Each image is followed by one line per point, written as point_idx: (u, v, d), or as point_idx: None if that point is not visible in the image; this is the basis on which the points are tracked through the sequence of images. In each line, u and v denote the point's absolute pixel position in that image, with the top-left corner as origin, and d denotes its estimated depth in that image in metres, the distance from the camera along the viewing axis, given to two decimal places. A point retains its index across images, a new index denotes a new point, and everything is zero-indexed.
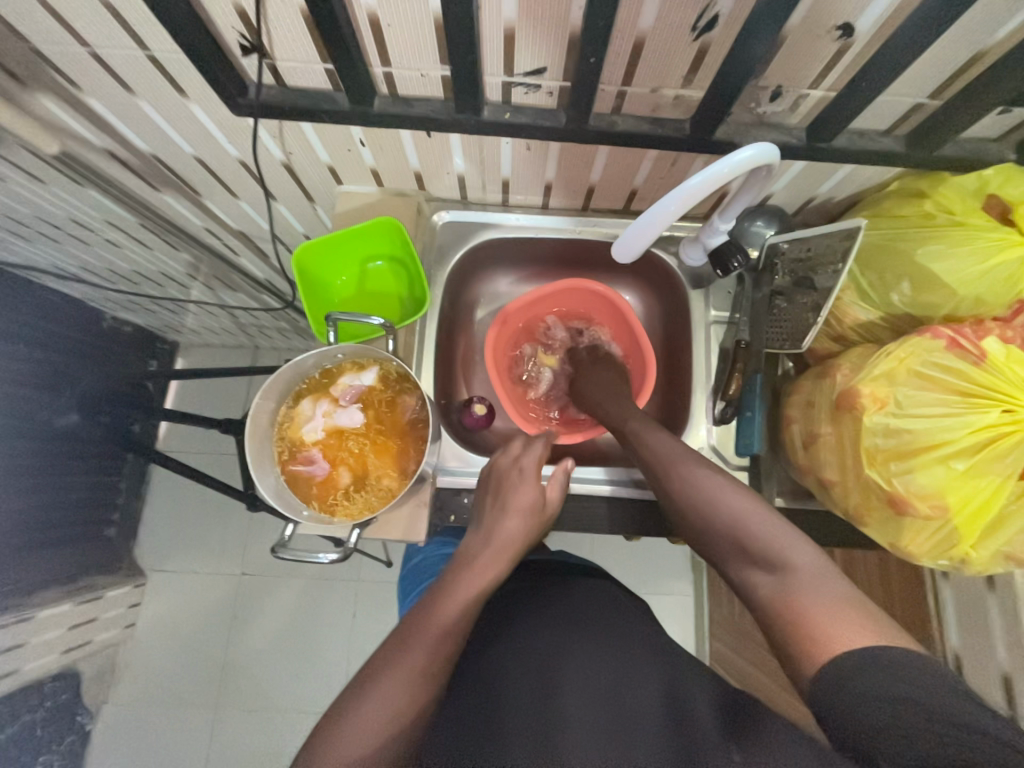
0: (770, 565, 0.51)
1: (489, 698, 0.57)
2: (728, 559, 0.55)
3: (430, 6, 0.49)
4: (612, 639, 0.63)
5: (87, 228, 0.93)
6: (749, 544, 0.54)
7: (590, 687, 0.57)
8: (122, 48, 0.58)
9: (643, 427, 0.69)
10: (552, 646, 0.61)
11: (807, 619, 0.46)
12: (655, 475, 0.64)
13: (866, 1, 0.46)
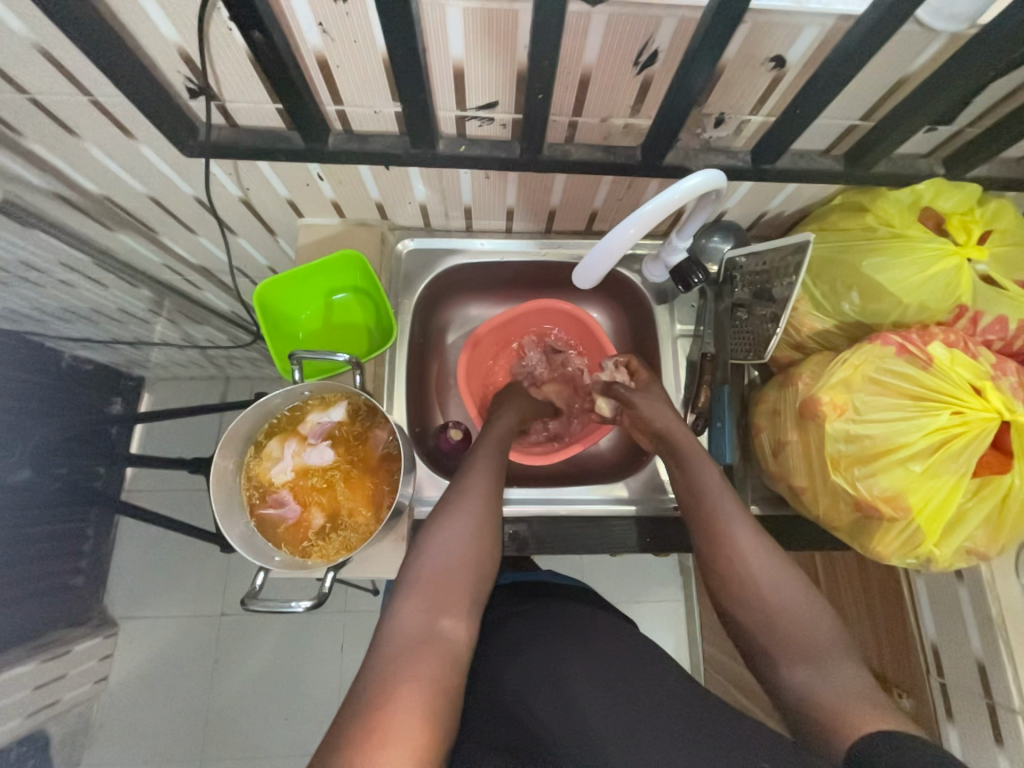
0: (814, 662, 0.53)
1: (501, 714, 0.55)
2: (773, 655, 0.55)
3: (377, 48, 0.50)
4: (615, 640, 0.62)
5: (38, 271, 0.90)
6: (799, 641, 0.54)
7: (595, 683, 0.54)
8: (63, 94, 0.56)
9: (703, 485, 0.65)
10: (552, 650, 0.59)
11: (844, 714, 0.49)
12: (714, 552, 0.61)
13: (794, 36, 0.48)
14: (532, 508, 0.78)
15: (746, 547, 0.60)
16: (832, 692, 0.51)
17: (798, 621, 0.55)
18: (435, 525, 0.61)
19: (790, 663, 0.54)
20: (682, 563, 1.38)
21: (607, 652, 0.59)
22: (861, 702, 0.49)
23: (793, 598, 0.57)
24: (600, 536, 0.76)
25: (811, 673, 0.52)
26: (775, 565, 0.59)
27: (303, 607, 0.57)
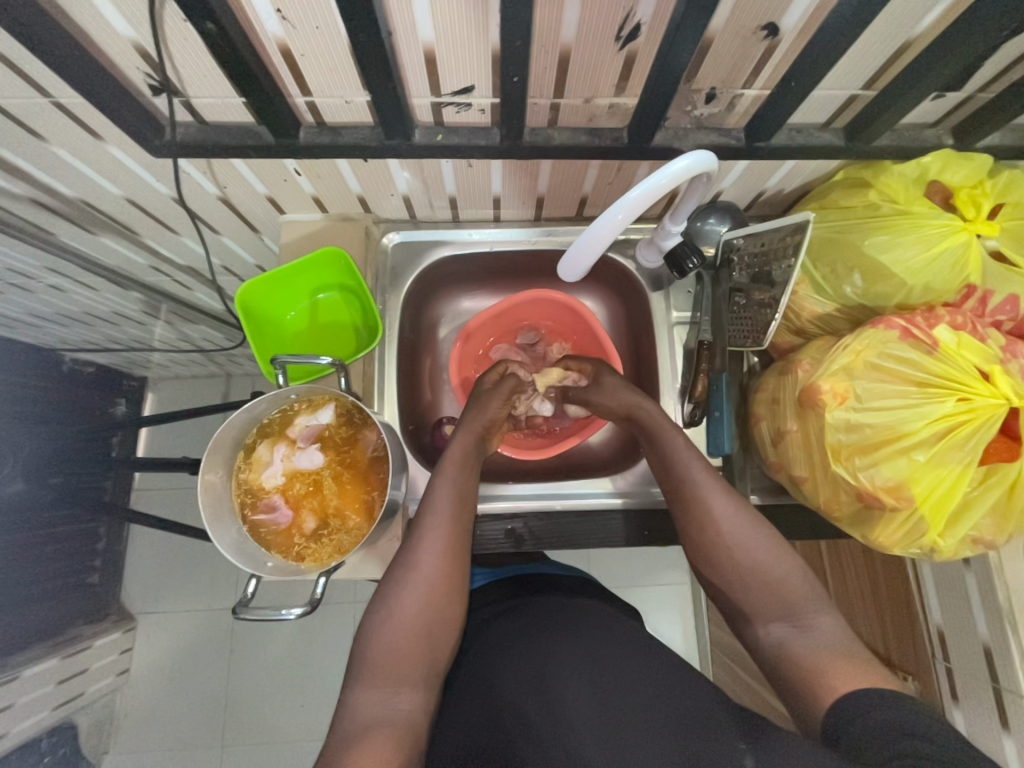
0: (791, 618, 0.53)
1: (483, 712, 0.54)
2: (752, 616, 0.55)
3: (340, 34, 0.47)
4: (609, 634, 0.60)
5: (25, 277, 0.89)
6: (772, 594, 0.54)
7: (583, 681, 0.53)
8: (24, 97, 0.54)
9: (673, 449, 0.63)
10: (542, 648, 0.58)
11: (822, 671, 0.48)
12: (688, 521, 0.60)
13: (787, 1, 0.45)
14: (528, 503, 0.77)
15: (719, 509, 0.59)
16: (811, 647, 0.50)
17: (772, 575, 0.55)
18: (407, 549, 0.60)
19: (767, 620, 0.54)
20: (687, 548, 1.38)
21: (597, 648, 0.57)
22: (839, 654, 0.49)
23: (765, 553, 0.56)
24: (597, 528, 0.76)
25: (789, 628, 0.52)
26: (748, 521, 0.58)
27: (296, 613, 0.57)
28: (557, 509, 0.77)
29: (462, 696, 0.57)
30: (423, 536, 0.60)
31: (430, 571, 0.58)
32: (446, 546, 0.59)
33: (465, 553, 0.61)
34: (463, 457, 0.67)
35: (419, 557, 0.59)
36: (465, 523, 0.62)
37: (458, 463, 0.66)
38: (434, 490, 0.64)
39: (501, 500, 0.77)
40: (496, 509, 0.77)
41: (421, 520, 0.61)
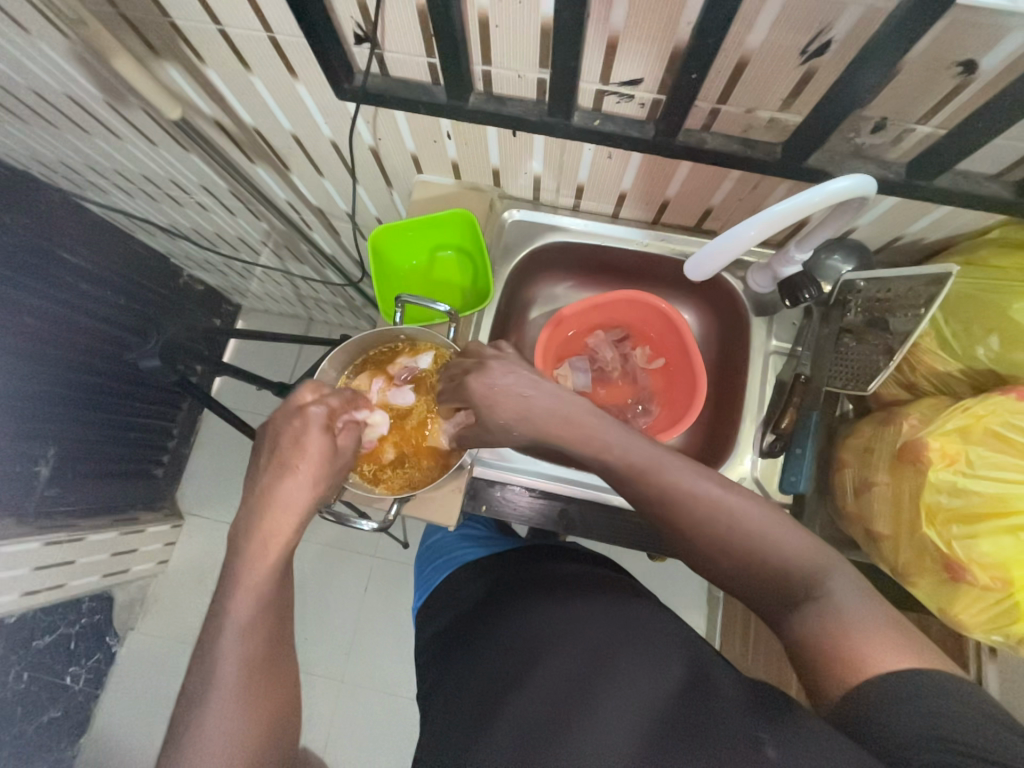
0: (803, 593, 0.49)
1: (495, 676, 0.58)
2: (768, 605, 0.52)
3: (540, 12, 0.51)
4: (604, 612, 0.61)
5: (184, 188, 1.00)
6: (782, 584, 0.51)
7: (582, 646, 0.56)
8: (248, 29, 0.62)
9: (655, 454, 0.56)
10: (546, 616, 0.62)
11: (847, 646, 0.45)
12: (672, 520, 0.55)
13: (997, 39, 0.44)
14: (581, 490, 0.77)
15: (737, 506, 0.53)
16: (835, 624, 0.46)
17: (779, 555, 0.51)
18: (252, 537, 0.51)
19: (784, 610, 0.50)
20: (713, 591, 1.34)
21: (595, 625, 0.58)
22: (874, 635, 0.45)
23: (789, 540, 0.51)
24: (642, 534, 0.76)
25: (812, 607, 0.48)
26: (756, 512, 0.53)
27: (369, 527, 0.63)
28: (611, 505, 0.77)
29: (475, 658, 0.62)
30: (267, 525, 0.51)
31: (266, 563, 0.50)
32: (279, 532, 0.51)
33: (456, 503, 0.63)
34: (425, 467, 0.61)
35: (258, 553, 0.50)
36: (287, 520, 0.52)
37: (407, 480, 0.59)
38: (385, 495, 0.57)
39: (562, 481, 0.77)
40: (550, 490, 0.77)
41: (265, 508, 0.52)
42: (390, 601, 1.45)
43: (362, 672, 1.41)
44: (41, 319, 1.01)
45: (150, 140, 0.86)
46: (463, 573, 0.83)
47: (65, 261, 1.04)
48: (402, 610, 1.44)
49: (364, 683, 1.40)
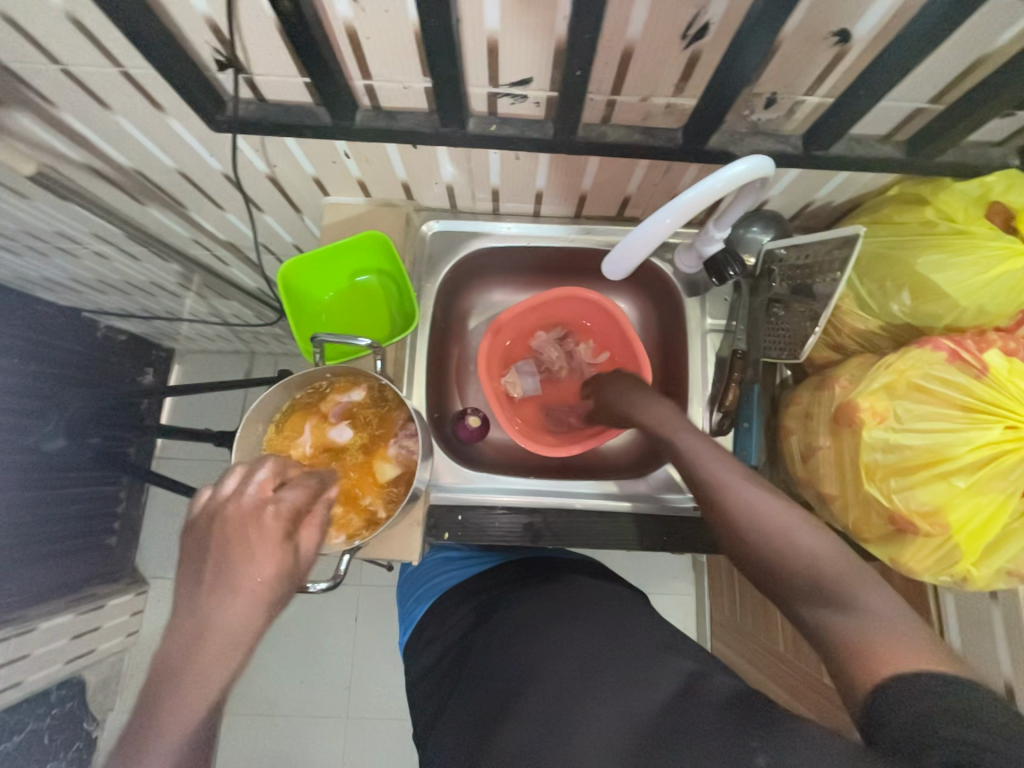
0: (831, 599, 0.45)
1: (490, 703, 0.57)
2: (791, 598, 0.47)
3: (408, 21, 0.47)
4: (597, 620, 0.62)
5: (73, 241, 0.91)
6: (807, 582, 0.46)
7: (579, 673, 0.54)
8: (96, 66, 0.56)
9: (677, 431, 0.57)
10: (541, 640, 0.60)
11: (868, 651, 0.42)
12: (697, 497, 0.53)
13: (864, 8, 0.44)
14: (547, 498, 0.77)
15: (751, 497, 0.49)
16: (861, 629, 0.43)
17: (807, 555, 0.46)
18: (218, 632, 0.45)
19: (809, 604, 0.46)
20: (696, 560, 1.37)
21: (588, 636, 0.59)
22: (897, 640, 0.42)
23: (822, 541, 0.46)
24: (610, 531, 0.76)
25: (835, 614, 0.44)
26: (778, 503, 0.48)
27: (321, 586, 0.58)
28: (576, 507, 0.77)
29: (471, 691, 0.61)
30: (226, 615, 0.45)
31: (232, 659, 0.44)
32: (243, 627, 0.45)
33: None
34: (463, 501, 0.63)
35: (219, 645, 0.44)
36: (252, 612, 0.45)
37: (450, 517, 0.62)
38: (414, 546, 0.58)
39: (526, 493, 0.77)
40: (512, 503, 0.77)
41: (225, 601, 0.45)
42: (382, 630, 1.41)
43: (365, 704, 1.37)
44: None
45: (19, 195, 0.77)
46: (443, 599, 0.80)
47: None
48: (397, 635, 1.40)
49: (368, 716, 1.36)
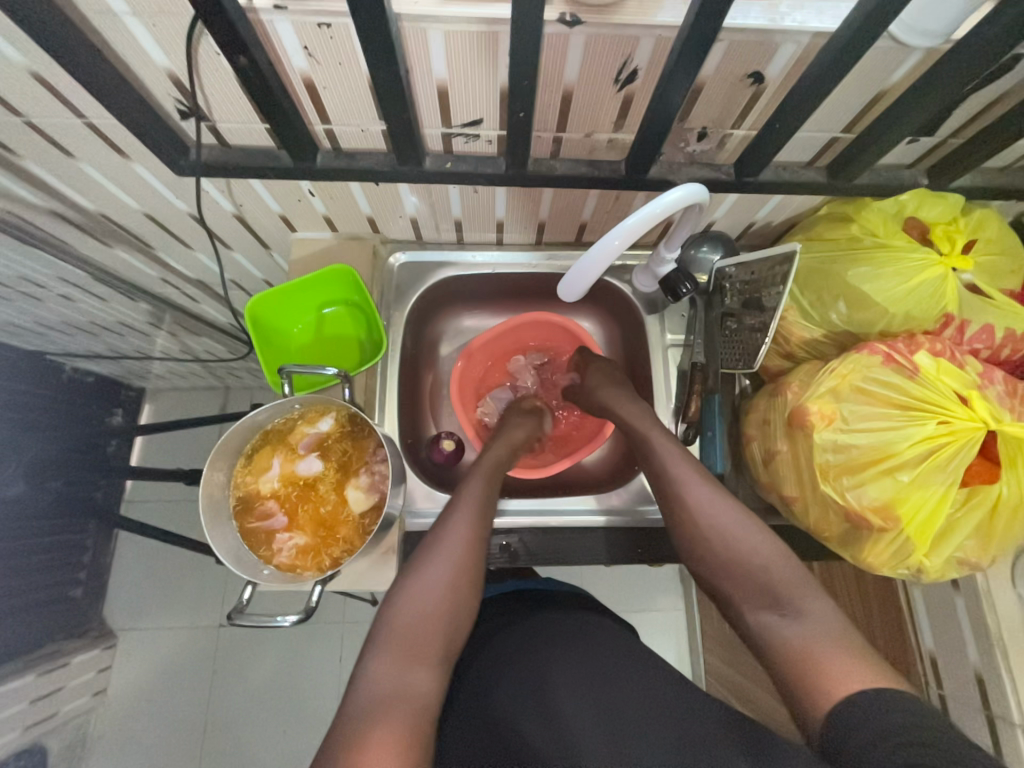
0: (783, 609, 0.55)
1: (493, 724, 0.57)
2: (743, 605, 0.57)
3: (361, 71, 0.51)
4: (604, 645, 0.64)
5: (37, 286, 0.91)
6: (765, 589, 0.56)
7: (583, 697, 0.57)
8: (60, 118, 0.58)
9: (651, 430, 0.70)
10: (541, 657, 0.61)
11: (826, 667, 0.49)
12: (668, 493, 0.65)
13: (771, 52, 0.49)
14: (524, 518, 0.78)
15: (716, 514, 0.61)
16: (802, 630, 0.52)
17: (765, 570, 0.57)
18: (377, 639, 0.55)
19: (763, 611, 0.56)
20: (683, 573, 1.37)
21: (599, 659, 0.61)
22: (832, 645, 0.50)
23: (768, 557, 0.57)
24: (586, 547, 0.77)
25: (780, 616, 0.54)
26: (744, 518, 0.60)
27: (291, 621, 0.57)
28: (552, 525, 0.78)
29: (459, 713, 0.60)
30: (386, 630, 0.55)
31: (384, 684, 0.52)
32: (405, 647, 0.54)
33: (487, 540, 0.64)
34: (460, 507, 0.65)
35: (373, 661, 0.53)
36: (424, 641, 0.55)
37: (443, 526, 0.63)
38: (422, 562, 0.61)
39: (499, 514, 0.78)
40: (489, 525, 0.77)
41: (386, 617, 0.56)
42: None
43: None
44: None
45: None
46: None
47: None
48: None
49: None
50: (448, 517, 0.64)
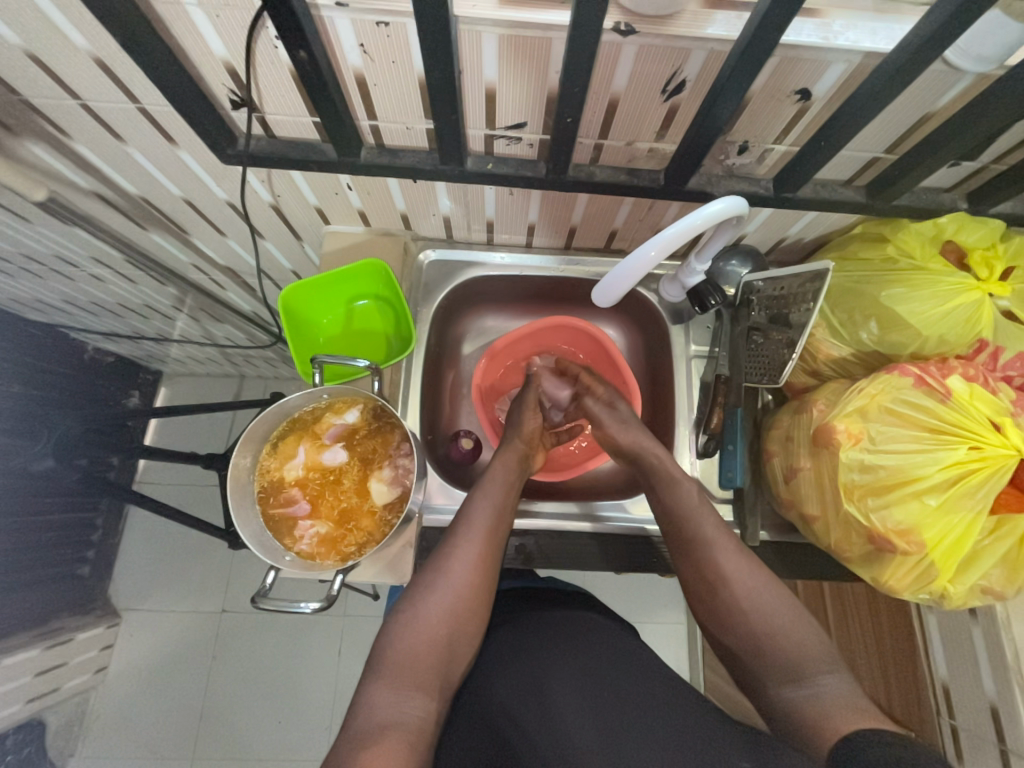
0: (796, 677, 0.54)
1: (490, 717, 0.57)
2: (765, 678, 0.57)
3: (413, 70, 0.52)
4: (603, 647, 0.63)
5: (71, 264, 0.93)
6: (777, 653, 0.57)
7: (581, 698, 0.55)
8: (114, 103, 0.59)
9: (672, 472, 0.71)
10: (539, 656, 0.61)
11: (828, 722, 0.50)
12: (688, 544, 0.66)
13: (821, 70, 0.49)
14: (539, 522, 0.77)
15: (730, 568, 0.62)
16: (816, 700, 0.52)
17: (783, 637, 0.57)
18: (395, 631, 0.59)
19: (779, 681, 0.55)
20: None
21: (596, 663, 0.60)
22: (846, 714, 0.50)
23: (784, 627, 0.58)
24: (602, 552, 0.77)
25: (798, 689, 0.54)
26: (760, 577, 0.62)
27: (311, 608, 0.58)
28: (567, 530, 0.78)
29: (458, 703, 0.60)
30: (403, 627, 0.59)
31: (400, 676, 0.55)
32: (421, 646, 0.57)
33: (493, 570, 0.65)
34: (467, 532, 0.65)
35: (390, 655, 0.57)
36: (443, 643, 0.58)
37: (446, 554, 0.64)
38: (421, 590, 0.61)
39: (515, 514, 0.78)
40: None
41: (404, 615, 0.60)
42: None
43: None
44: None
45: (22, 219, 0.79)
46: None
47: None
48: None
49: None
50: (452, 546, 0.64)
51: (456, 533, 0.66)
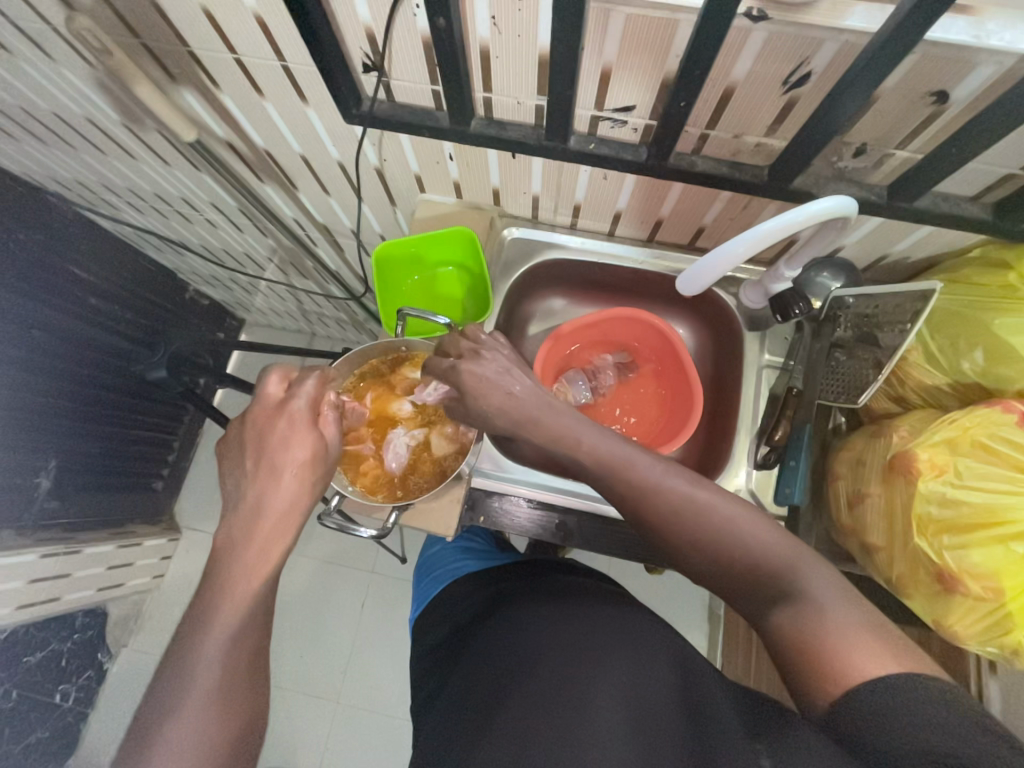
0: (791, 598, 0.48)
1: (504, 670, 0.60)
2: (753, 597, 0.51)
3: (537, 43, 0.54)
4: (654, 651, 0.60)
5: (193, 206, 1.05)
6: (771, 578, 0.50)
7: (621, 699, 0.54)
8: (264, 60, 0.66)
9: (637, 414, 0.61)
10: (590, 643, 0.60)
11: (833, 654, 0.44)
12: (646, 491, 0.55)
13: (964, 72, 0.46)
14: (578, 501, 0.78)
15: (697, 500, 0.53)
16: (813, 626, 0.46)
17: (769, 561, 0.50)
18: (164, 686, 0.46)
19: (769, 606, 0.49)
20: (713, 609, 1.32)
21: (648, 668, 0.57)
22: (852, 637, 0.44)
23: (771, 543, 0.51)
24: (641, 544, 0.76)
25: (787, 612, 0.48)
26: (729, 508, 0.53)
27: (370, 533, 0.63)
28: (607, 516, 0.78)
29: (490, 655, 0.64)
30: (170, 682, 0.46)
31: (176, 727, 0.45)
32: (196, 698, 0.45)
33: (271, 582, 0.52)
34: (212, 636, 0.47)
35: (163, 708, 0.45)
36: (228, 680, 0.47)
37: (205, 676, 0.46)
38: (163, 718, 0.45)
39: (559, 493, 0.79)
40: (547, 500, 0.79)
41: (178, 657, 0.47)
42: (386, 619, 1.41)
43: (358, 695, 1.36)
44: (48, 332, 1.04)
45: (163, 160, 0.90)
46: (460, 585, 0.84)
47: (76, 276, 1.08)
48: (400, 629, 1.40)
49: (359, 703, 1.36)
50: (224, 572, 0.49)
51: (201, 623, 0.48)
